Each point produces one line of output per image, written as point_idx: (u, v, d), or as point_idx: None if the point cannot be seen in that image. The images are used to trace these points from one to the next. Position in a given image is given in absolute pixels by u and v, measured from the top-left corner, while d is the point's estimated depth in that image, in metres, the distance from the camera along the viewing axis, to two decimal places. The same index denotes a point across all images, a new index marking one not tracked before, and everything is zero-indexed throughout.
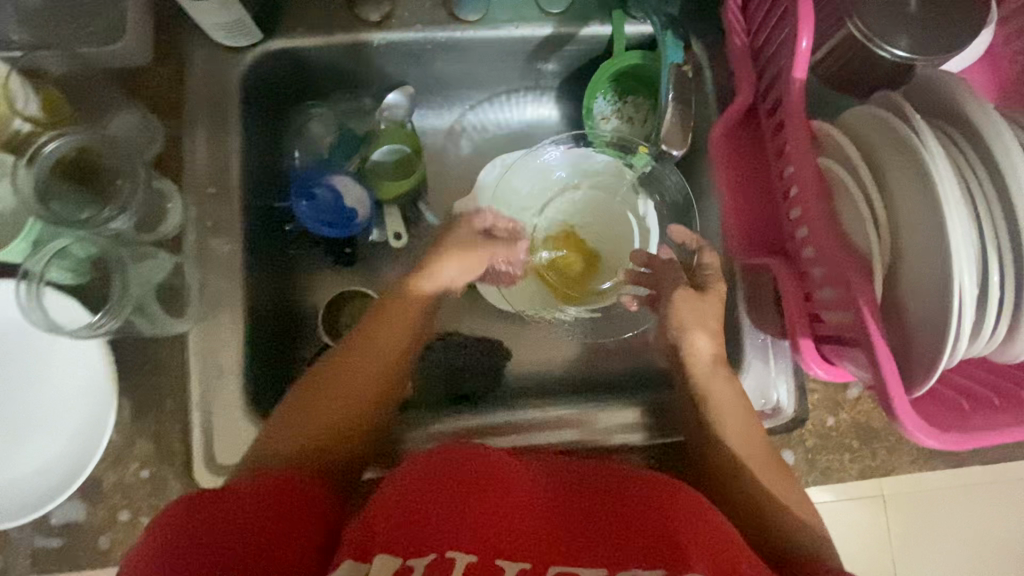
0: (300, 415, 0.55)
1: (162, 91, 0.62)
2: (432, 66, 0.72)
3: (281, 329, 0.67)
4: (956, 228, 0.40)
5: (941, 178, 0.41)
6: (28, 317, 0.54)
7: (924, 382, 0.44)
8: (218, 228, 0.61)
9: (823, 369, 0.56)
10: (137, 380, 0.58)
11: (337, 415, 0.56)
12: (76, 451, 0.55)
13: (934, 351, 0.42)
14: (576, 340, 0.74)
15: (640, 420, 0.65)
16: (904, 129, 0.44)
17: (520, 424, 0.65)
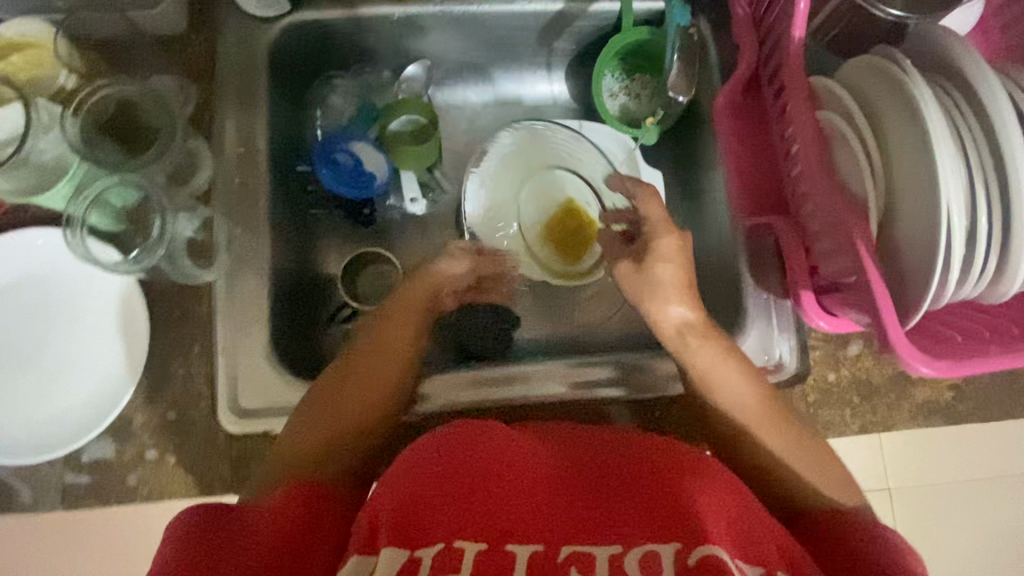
0: (315, 410, 0.57)
1: (195, 56, 0.66)
2: (448, 41, 0.75)
3: (302, 287, 0.70)
4: (945, 166, 0.43)
5: (931, 120, 0.44)
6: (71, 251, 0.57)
7: (915, 314, 0.46)
8: (244, 185, 0.64)
9: (826, 321, 0.57)
10: (166, 326, 0.61)
11: (353, 409, 0.58)
12: (112, 389, 0.59)
13: (927, 284, 0.45)
14: (578, 306, 0.79)
15: (633, 373, 0.66)
16: (899, 77, 0.46)
17: (522, 378, 0.66)
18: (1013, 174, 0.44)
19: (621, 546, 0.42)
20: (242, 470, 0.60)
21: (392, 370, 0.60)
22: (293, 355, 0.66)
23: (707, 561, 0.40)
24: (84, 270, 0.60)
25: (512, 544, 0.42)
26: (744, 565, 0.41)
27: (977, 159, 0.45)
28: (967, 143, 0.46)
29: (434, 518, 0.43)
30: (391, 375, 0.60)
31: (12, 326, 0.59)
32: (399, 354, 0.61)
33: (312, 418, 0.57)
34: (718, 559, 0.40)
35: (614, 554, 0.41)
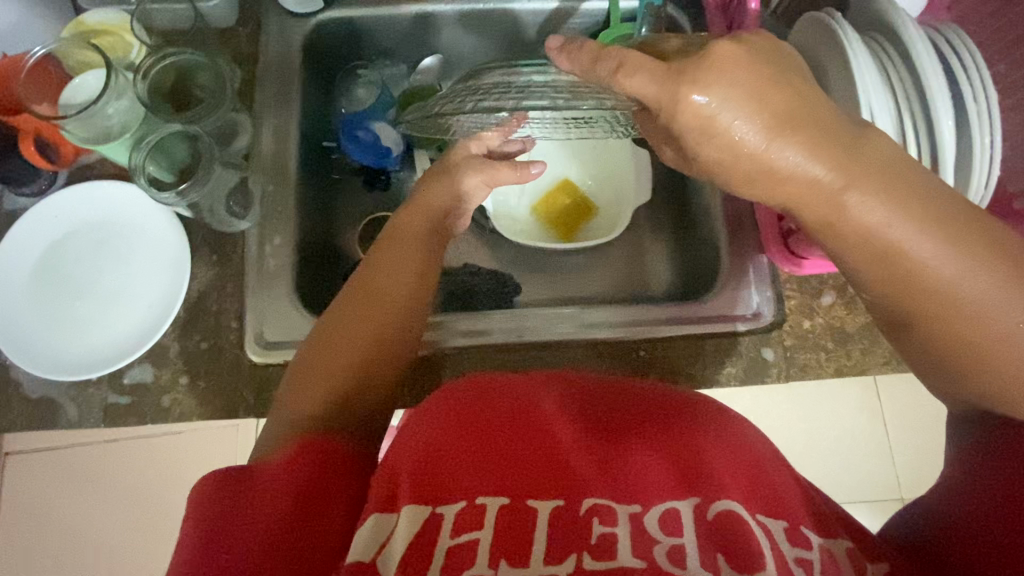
0: (308, 374, 0.58)
1: (242, 43, 0.77)
2: (457, 38, 0.86)
3: (326, 245, 0.79)
4: (872, 100, 0.50)
5: (857, 63, 0.51)
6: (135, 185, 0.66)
7: None
8: (277, 151, 0.74)
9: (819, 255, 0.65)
10: (205, 267, 0.70)
11: (356, 364, 0.58)
12: (157, 316, 0.67)
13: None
14: (578, 268, 0.87)
15: (629, 317, 0.73)
16: (835, 32, 0.53)
17: (526, 326, 0.73)
18: (935, 108, 0.49)
19: (640, 506, 0.44)
20: (264, 395, 0.66)
21: (381, 327, 0.61)
22: (314, 300, 0.74)
23: (724, 514, 0.43)
24: (139, 218, 0.70)
25: (534, 501, 0.44)
26: (762, 519, 0.44)
27: (905, 99, 0.52)
28: (897, 85, 0.51)
29: (455, 477, 0.46)
30: (380, 335, 0.60)
31: (76, 263, 0.69)
32: (388, 310, 0.62)
33: (308, 383, 0.57)
34: (734, 513, 0.43)
35: (634, 512, 0.44)
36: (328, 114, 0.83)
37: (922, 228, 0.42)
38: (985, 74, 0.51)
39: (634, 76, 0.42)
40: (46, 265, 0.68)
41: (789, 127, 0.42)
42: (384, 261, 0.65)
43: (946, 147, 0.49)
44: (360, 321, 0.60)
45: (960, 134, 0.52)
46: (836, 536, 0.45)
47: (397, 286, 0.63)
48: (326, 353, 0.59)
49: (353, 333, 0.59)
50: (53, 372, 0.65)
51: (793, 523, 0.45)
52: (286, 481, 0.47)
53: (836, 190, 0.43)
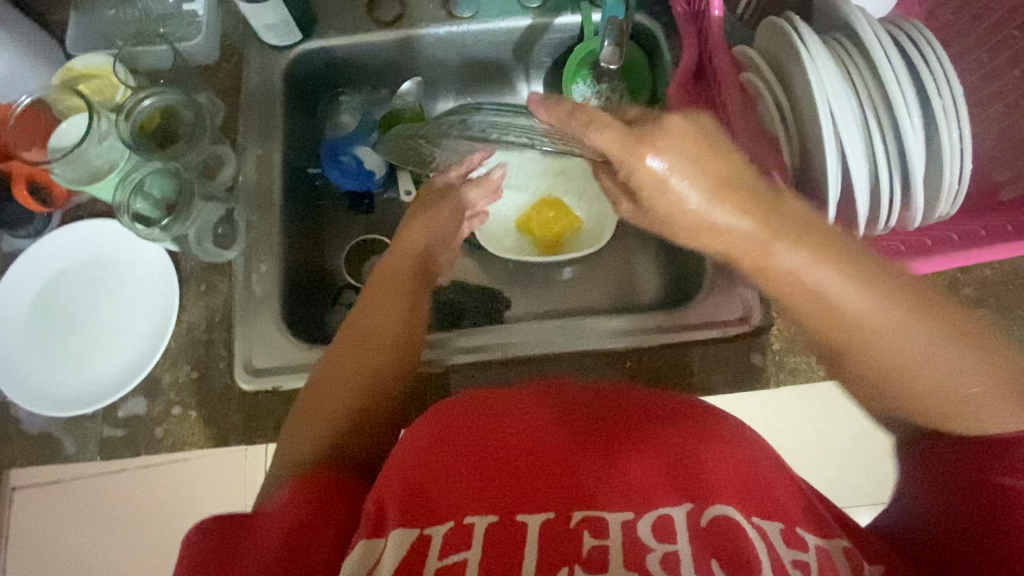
0: (302, 419, 0.57)
1: (225, 79, 0.79)
2: (435, 60, 0.87)
3: (314, 270, 0.81)
4: (835, 101, 0.51)
5: (816, 64, 0.51)
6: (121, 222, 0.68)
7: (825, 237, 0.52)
8: (262, 181, 0.76)
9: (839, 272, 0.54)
10: (194, 298, 0.71)
11: (347, 397, 0.58)
12: (148, 348, 0.69)
13: (826, 207, 0.52)
14: (568, 281, 0.87)
15: (623, 328, 0.72)
16: (790, 36, 0.54)
17: (515, 342, 0.73)
18: (897, 107, 0.51)
19: (633, 513, 0.42)
20: (254, 422, 0.67)
21: (375, 367, 0.61)
22: (303, 326, 0.75)
23: (719, 519, 0.41)
24: (129, 253, 0.72)
25: (524, 515, 0.43)
26: (757, 522, 0.42)
27: (869, 100, 0.53)
28: (859, 84, 0.53)
29: (443, 497, 0.44)
30: (371, 366, 0.60)
31: (71, 301, 0.71)
32: (382, 349, 0.62)
33: (304, 423, 0.57)
34: (729, 517, 0.42)
35: (627, 519, 0.42)
36: (312, 142, 0.85)
37: (840, 271, 0.42)
38: (948, 68, 0.52)
39: (603, 132, 0.43)
40: (42, 305, 0.71)
41: (728, 182, 0.44)
42: (374, 299, 0.66)
43: (912, 144, 0.50)
44: (355, 361, 0.60)
45: (929, 128, 0.53)
46: (836, 538, 0.42)
47: (390, 325, 0.63)
48: (319, 394, 0.59)
49: (347, 368, 0.60)
50: (51, 408, 0.66)
51: (788, 525, 0.42)
52: (278, 521, 0.47)
53: (762, 241, 0.43)
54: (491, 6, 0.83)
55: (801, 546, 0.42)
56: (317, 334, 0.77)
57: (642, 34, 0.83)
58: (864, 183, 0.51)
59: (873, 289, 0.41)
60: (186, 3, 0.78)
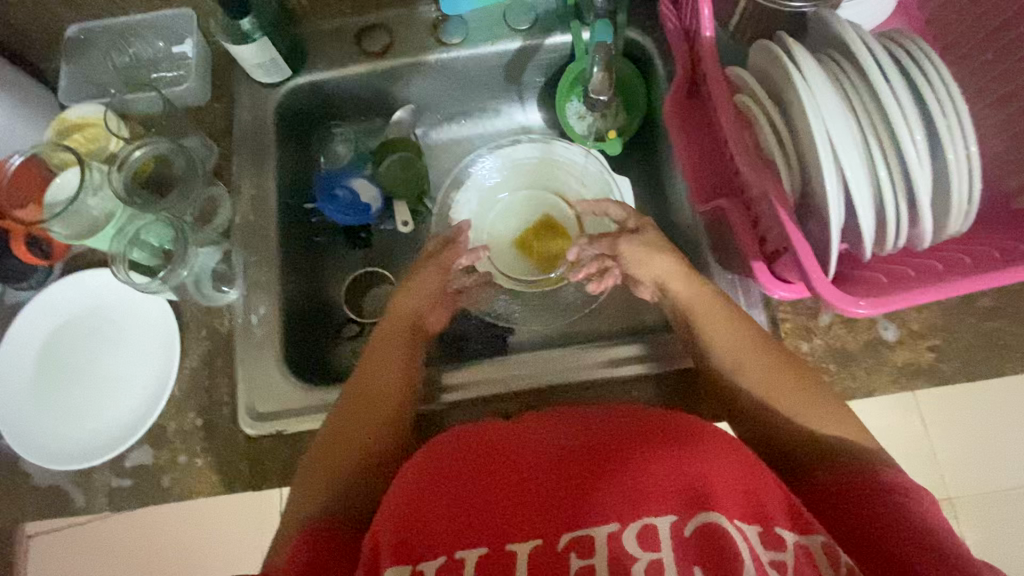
0: (311, 475, 0.59)
1: (217, 120, 0.79)
2: (427, 87, 0.86)
3: (314, 307, 0.80)
4: (832, 126, 0.50)
5: (811, 88, 0.51)
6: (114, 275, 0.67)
7: (832, 265, 0.51)
8: (258, 221, 0.75)
9: (864, 305, 0.48)
10: (195, 344, 0.71)
11: (350, 453, 0.59)
12: (152, 397, 0.69)
13: (832, 234, 0.50)
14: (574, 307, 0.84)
15: (629, 355, 0.71)
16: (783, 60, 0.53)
17: (517, 371, 0.72)
18: (898, 129, 0.49)
19: (619, 524, 0.41)
20: (260, 467, 0.67)
21: (377, 421, 0.62)
22: (304, 367, 0.75)
23: (707, 527, 0.41)
24: (129, 302, 0.72)
25: (513, 544, 0.41)
26: (740, 524, 0.42)
27: (869, 121, 0.51)
28: (857, 105, 0.52)
29: (430, 532, 0.43)
30: (373, 425, 0.61)
31: (74, 352, 0.71)
32: (382, 401, 0.63)
33: (311, 483, 0.58)
34: (717, 524, 0.41)
35: (613, 533, 0.41)
36: (305, 177, 0.84)
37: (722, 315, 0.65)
38: (949, 84, 0.50)
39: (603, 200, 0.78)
40: (45, 358, 0.71)
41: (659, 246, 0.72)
42: (376, 352, 0.67)
43: (916, 167, 0.49)
44: (356, 416, 0.62)
45: (934, 148, 0.51)
46: (811, 532, 0.44)
47: (386, 379, 0.64)
48: (324, 456, 0.60)
49: (349, 431, 0.61)
50: (59, 461, 0.67)
51: (765, 525, 0.43)
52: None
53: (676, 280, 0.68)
54: (479, 32, 0.82)
55: (779, 544, 0.42)
56: (318, 374, 0.76)
57: (635, 49, 0.81)
58: (868, 209, 0.50)
59: (737, 340, 0.63)
60: (175, 47, 0.78)
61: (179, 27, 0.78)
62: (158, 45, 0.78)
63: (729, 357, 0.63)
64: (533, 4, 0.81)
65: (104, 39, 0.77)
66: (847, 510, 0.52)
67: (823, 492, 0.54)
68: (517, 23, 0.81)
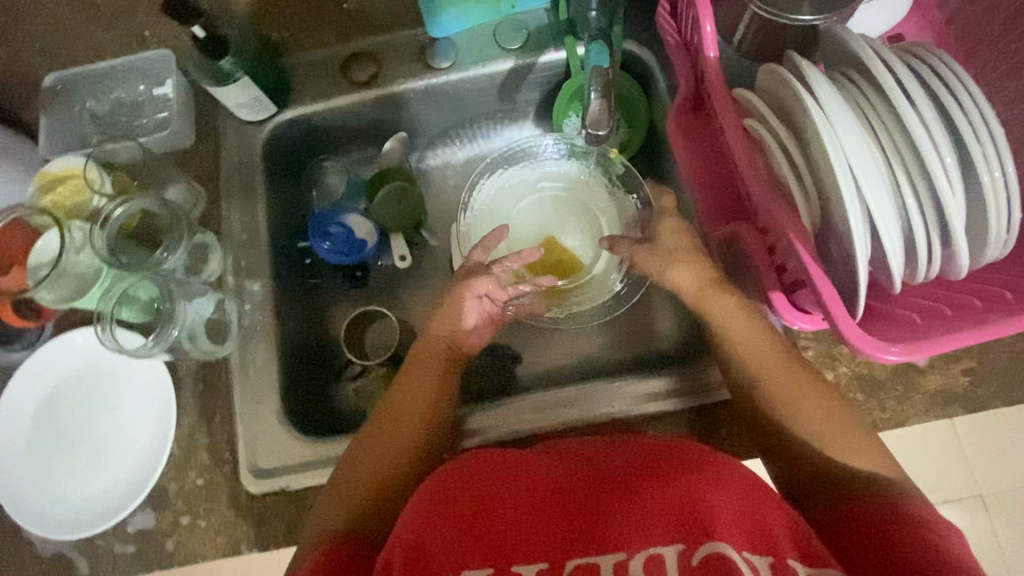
0: (333, 493, 0.58)
1: (202, 162, 0.75)
2: (418, 112, 0.81)
3: (314, 350, 0.78)
4: (851, 154, 0.46)
5: (823, 113, 0.47)
6: (101, 340, 0.65)
7: (857, 305, 0.47)
8: (251, 267, 0.73)
9: (897, 350, 0.44)
10: (193, 400, 0.69)
11: (378, 474, 0.59)
12: (150, 459, 0.67)
13: (857, 271, 0.46)
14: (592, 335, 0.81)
15: (647, 393, 0.68)
16: (791, 83, 0.49)
17: (534, 403, 0.69)
18: (926, 155, 0.45)
19: (626, 552, 0.41)
20: (264, 526, 0.65)
21: (403, 445, 0.61)
22: (303, 417, 0.72)
23: (715, 558, 0.39)
24: (122, 359, 0.70)
25: (519, 566, 0.42)
26: (751, 557, 0.40)
27: (891, 145, 0.47)
28: (877, 127, 0.48)
29: (440, 551, 0.43)
30: (403, 447, 0.61)
31: (72, 415, 0.69)
32: (412, 426, 0.63)
33: (332, 501, 0.58)
34: (725, 556, 0.39)
35: (619, 560, 0.41)
36: (298, 215, 0.81)
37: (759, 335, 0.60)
38: (978, 95, 0.46)
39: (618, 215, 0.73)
40: (41, 422, 0.69)
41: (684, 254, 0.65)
42: (409, 375, 0.66)
43: (948, 196, 0.44)
44: (388, 440, 0.61)
45: (966, 171, 0.47)
46: (825, 567, 0.41)
47: (423, 402, 0.64)
48: (347, 473, 0.59)
49: (379, 450, 0.61)
50: (59, 529, 0.65)
51: (778, 558, 0.41)
52: None
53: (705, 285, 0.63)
54: (469, 53, 0.77)
55: None
56: (318, 424, 0.73)
57: (634, 62, 0.77)
58: (896, 244, 0.46)
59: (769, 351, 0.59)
60: (156, 88, 0.75)
61: (159, 69, 0.75)
62: (140, 88, 0.75)
63: (761, 366, 0.58)
64: (523, 20, 0.77)
65: (85, 85, 0.75)
66: (860, 538, 0.48)
67: (849, 523, 0.49)
68: (507, 43, 0.77)
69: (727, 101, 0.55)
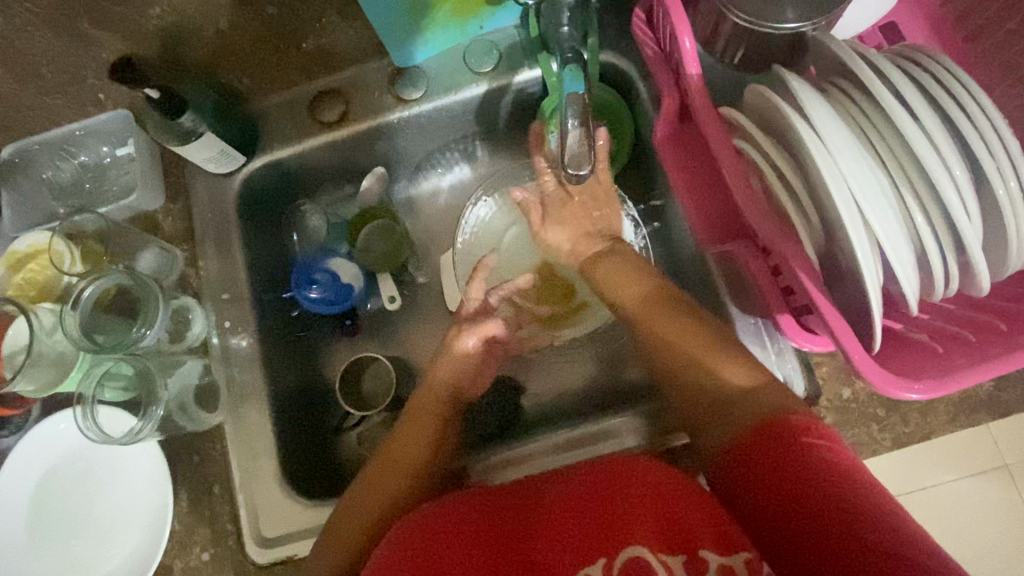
0: (335, 536, 0.57)
1: (175, 223, 0.73)
2: (393, 145, 0.77)
3: (311, 403, 0.76)
4: (853, 177, 0.42)
5: (818, 134, 0.43)
6: (84, 433, 0.63)
7: (875, 336, 0.44)
8: (235, 326, 0.71)
9: (918, 389, 0.42)
10: (189, 472, 0.67)
11: (373, 514, 0.57)
12: (149, 538, 0.65)
13: (869, 301, 0.43)
14: (589, 358, 0.78)
15: (644, 426, 0.66)
16: (782, 102, 0.46)
17: (554, 442, 0.68)
18: (934, 174, 0.41)
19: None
20: None
21: (396, 490, 0.59)
22: (306, 479, 0.70)
23: (633, 562, 0.42)
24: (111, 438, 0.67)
25: None
26: (667, 558, 0.41)
27: (895, 162, 0.44)
28: (876, 143, 0.45)
29: None
30: (405, 486, 0.60)
31: (66, 501, 0.67)
32: (409, 469, 0.61)
33: (333, 543, 0.56)
34: (641, 558, 0.42)
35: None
36: (279, 264, 0.78)
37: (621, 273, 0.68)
38: (983, 100, 0.43)
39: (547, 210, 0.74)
40: (33, 510, 0.66)
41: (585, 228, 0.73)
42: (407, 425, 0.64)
43: (962, 214, 0.41)
44: (386, 481, 0.60)
45: (978, 183, 0.43)
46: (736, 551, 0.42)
47: (413, 458, 0.61)
48: (345, 513, 0.58)
49: (382, 491, 0.59)
50: None
51: (690, 553, 0.42)
52: None
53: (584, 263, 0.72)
54: (440, 80, 0.73)
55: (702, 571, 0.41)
56: (320, 480, 0.72)
57: (613, 72, 0.73)
58: (911, 269, 0.43)
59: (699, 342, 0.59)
60: (120, 148, 0.73)
61: (118, 128, 0.72)
62: (104, 149, 0.74)
63: (696, 368, 0.58)
64: (492, 41, 0.73)
65: (43, 154, 0.73)
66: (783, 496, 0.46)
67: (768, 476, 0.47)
68: (479, 65, 0.72)
69: (717, 118, 0.51)
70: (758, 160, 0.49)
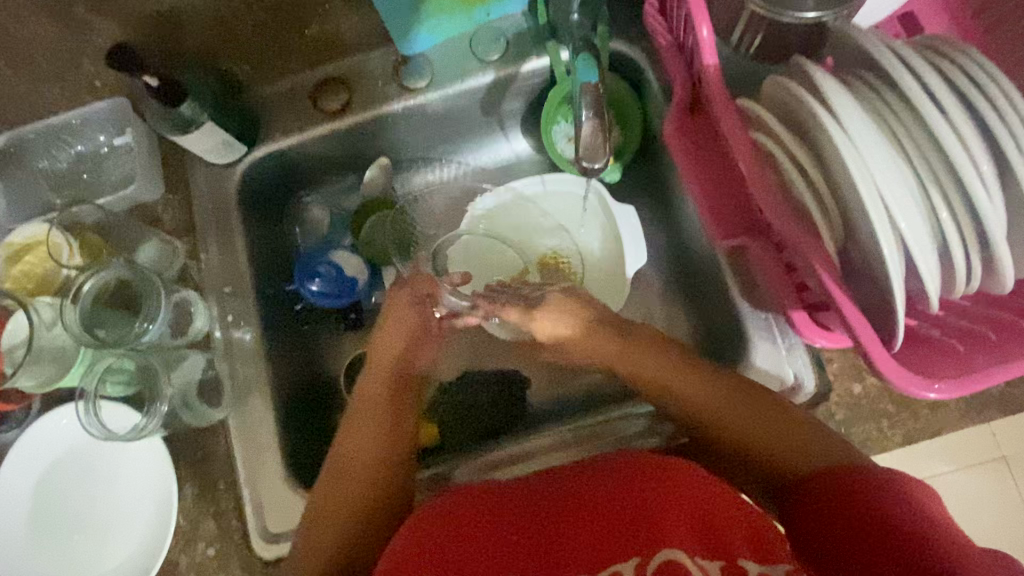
0: (324, 513, 0.55)
1: (174, 215, 0.71)
2: (396, 133, 0.75)
3: (314, 398, 0.75)
4: (879, 172, 0.41)
5: (845, 128, 0.42)
6: (87, 428, 0.63)
7: (897, 333, 0.43)
8: (238, 320, 0.69)
9: (939, 389, 0.42)
10: (193, 468, 0.66)
11: (358, 489, 0.55)
12: (154, 534, 0.64)
13: (893, 299, 0.42)
14: None
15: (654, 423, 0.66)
16: (808, 94, 0.44)
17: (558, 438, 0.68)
18: (962, 170, 0.41)
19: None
20: None
21: (367, 456, 0.57)
22: (312, 474, 0.69)
23: (669, 566, 0.40)
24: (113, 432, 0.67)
25: None
26: (704, 563, 0.40)
27: (920, 157, 0.43)
28: (900, 137, 0.44)
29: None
30: (374, 456, 0.57)
31: (70, 496, 0.66)
32: (375, 437, 0.58)
33: (322, 520, 0.54)
34: (678, 562, 0.40)
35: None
36: (280, 258, 0.76)
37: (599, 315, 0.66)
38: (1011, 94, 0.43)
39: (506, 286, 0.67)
40: (34, 506, 0.65)
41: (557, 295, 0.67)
42: (367, 393, 0.62)
43: (989, 211, 0.40)
44: (356, 448, 0.58)
45: (1005, 179, 0.43)
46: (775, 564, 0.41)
47: (376, 422, 0.59)
48: (330, 488, 0.56)
49: (356, 462, 0.57)
50: None
51: (729, 560, 0.41)
52: None
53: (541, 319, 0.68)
54: (446, 68, 0.71)
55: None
56: None
57: (624, 61, 0.71)
58: (934, 266, 0.42)
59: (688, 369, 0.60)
60: (117, 138, 0.72)
61: (117, 117, 0.71)
62: (100, 138, 0.72)
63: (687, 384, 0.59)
64: (500, 28, 0.71)
65: (37, 143, 0.70)
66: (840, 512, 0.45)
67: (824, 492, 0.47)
68: (486, 53, 0.71)
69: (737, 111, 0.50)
70: (777, 155, 0.48)
